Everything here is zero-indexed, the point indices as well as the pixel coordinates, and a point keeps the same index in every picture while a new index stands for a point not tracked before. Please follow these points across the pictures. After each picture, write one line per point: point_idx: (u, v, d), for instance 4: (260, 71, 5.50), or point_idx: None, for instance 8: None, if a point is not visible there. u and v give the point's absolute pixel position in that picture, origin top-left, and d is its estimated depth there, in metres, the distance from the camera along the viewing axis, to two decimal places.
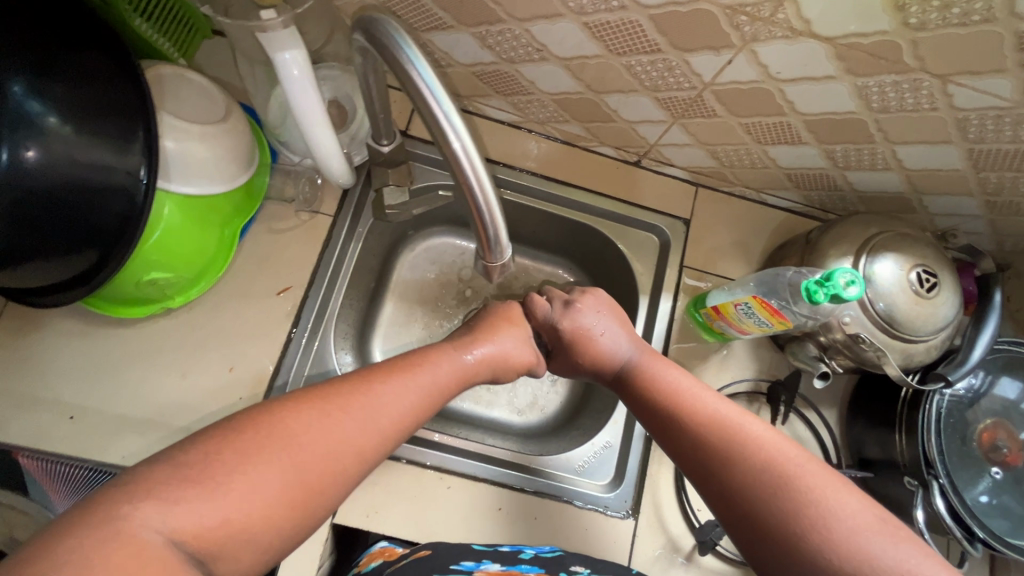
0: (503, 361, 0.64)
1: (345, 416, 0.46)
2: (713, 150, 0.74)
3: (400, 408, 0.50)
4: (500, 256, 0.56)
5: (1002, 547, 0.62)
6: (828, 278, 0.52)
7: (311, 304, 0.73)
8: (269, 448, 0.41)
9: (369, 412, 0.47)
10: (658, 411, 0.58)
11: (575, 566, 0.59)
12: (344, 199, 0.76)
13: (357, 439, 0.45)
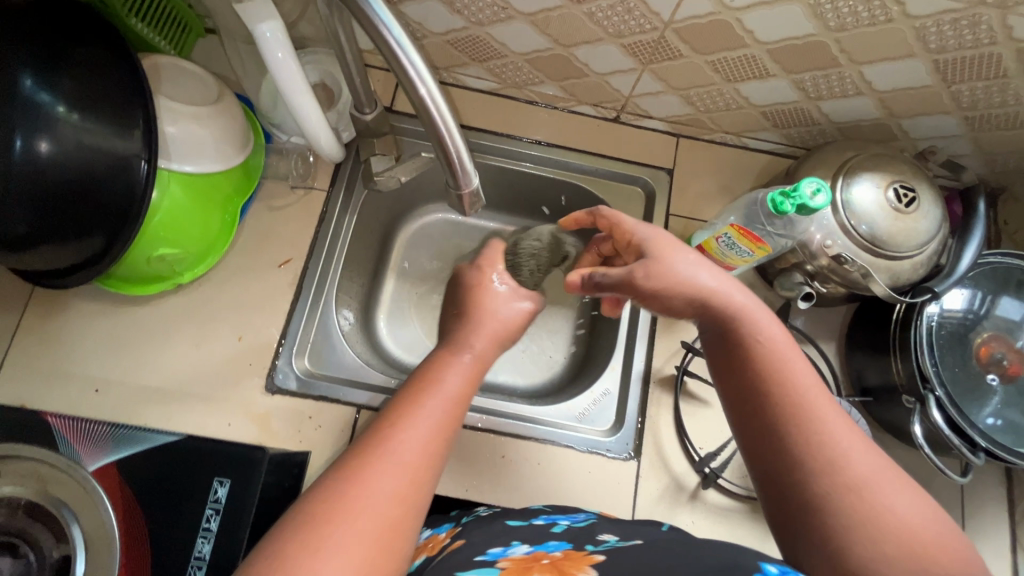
0: (501, 339, 0.59)
1: (392, 441, 0.43)
2: (687, 96, 0.76)
3: (447, 412, 0.48)
4: (470, 186, 0.56)
5: (1007, 457, 0.61)
6: (794, 189, 0.57)
7: (311, 275, 0.77)
8: (335, 523, 0.38)
9: (421, 427, 0.45)
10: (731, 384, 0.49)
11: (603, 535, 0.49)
12: (336, 173, 0.80)
13: (422, 458, 0.44)
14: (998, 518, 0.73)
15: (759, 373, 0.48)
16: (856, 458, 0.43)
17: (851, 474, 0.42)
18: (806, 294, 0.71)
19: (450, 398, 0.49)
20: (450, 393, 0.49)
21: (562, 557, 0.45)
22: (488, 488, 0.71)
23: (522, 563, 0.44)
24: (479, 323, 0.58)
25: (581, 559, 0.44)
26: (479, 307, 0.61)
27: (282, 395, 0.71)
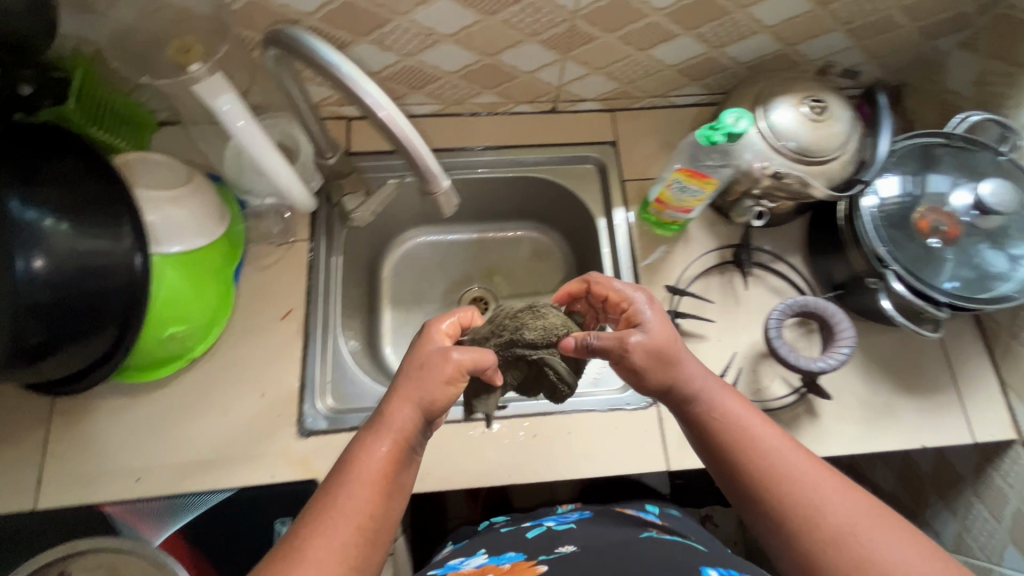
0: (424, 414, 0.56)
1: (311, 550, 0.47)
2: (610, 72, 0.84)
3: (368, 496, 0.51)
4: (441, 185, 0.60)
5: (967, 305, 0.68)
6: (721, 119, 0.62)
7: (314, 319, 0.80)
8: None
9: (338, 523, 0.49)
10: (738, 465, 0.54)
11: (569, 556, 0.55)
12: (313, 222, 0.85)
13: (344, 544, 0.48)
14: (981, 368, 0.81)
15: (767, 461, 0.52)
16: (858, 518, 0.47)
17: (855, 530, 0.47)
18: (757, 214, 0.79)
19: (371, 480, 0.52)
20: (372, 473, 0.52)
21: (509, 569, 0.55)
22: (529, 468, 0.75)
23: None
24: (397, 396, 0.57)
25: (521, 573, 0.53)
26: (415, 384, 0.57)
27: (315, 435, 0.74)
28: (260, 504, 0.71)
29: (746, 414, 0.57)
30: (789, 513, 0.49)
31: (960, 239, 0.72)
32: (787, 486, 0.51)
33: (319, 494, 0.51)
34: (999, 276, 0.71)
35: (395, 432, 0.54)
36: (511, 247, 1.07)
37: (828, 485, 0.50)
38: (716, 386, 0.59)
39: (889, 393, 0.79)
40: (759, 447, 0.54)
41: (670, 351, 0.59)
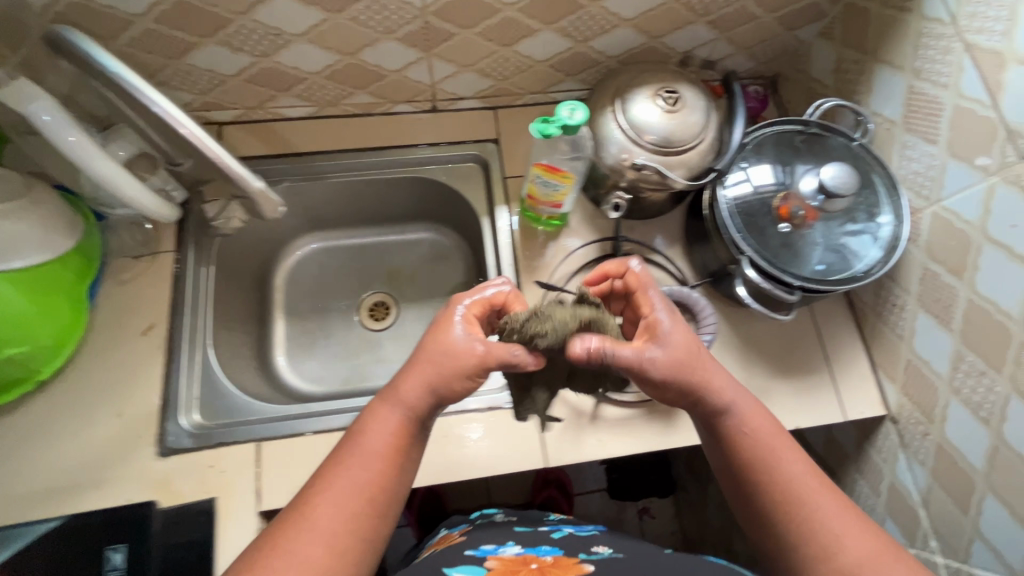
0: (432, 401, 0.57)
1: (319, 511, 0.51)
2: (481, 69, 0.83)
3: (379, 467, 0.55)
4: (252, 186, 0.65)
5: (819, 286, 0.70)
6: (551, 113, 0.59)
7: (179, 333, 0.77)
8: None
9: (348, 492, 0.53)
10: (744, 471, 0.57)
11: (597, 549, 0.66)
12: (181, 232, 0.82)
13: (340, 522, 0.51)
14: (852, 348, 0.83)
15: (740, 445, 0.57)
16: (817, 505, 0.53)
17: (792, 507, 0.54)
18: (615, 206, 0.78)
19: (381, 451, 0.55)
20: (383, 445, 0.56)
21: (551, 562, 0.61)
22: None
23: (512, 565, 0.61)
24: (409, 369, 0.58)
25: (567, 568, 0.59)
26: (432, 364, 0.57)
27: (176, 454, 0.71)
28: (99, 529, 0.65)
29: (763, 424, 0.58)
30: (792, 525, 0.53)
31: (818, 224, 0.73)
32: (755, 475, 0.56)
33: (317, 474, 0.55)
34: (855, 257, 0.72)
35: (404, 410, 0.57)
36: (410, 250, 1.06)
37: (827, 500, 0.54)
38: (740, 397, 0.59)
39: (764, 378, 0.80)
40: (773, 458, 0.56)
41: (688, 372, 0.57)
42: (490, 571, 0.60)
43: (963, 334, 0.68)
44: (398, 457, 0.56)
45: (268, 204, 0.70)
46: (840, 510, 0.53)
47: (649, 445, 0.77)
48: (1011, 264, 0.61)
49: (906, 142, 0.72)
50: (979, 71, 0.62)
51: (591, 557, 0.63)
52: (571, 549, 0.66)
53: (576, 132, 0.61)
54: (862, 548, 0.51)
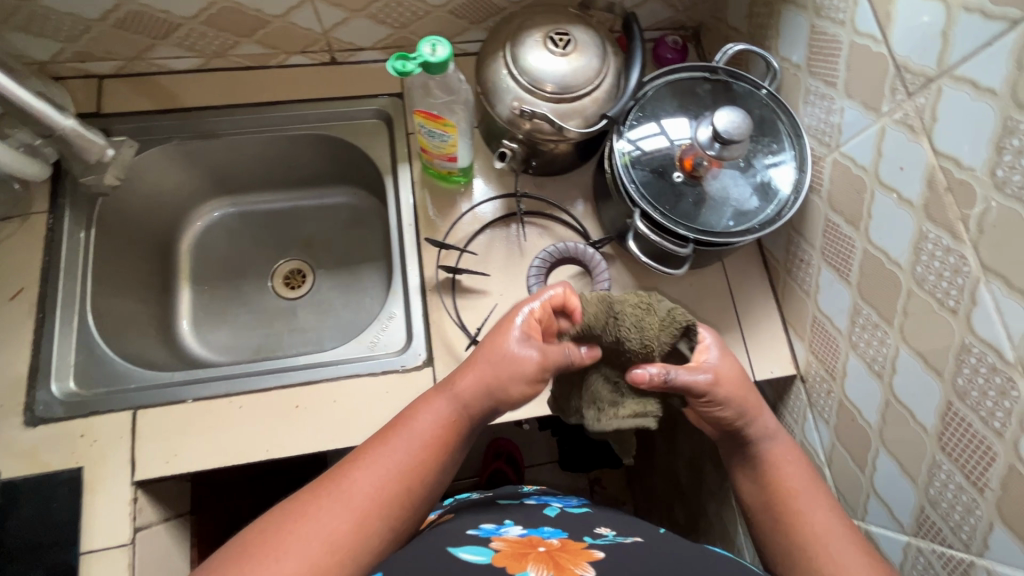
0: (484, 398, 0.54)
1: (357, 481, 0.48)
2: (374, 15, 0.78)
3: (422, 452, 0.51)
4: (61, 125, 0.69)
5: (714, 239, 0.67)
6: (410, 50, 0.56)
7: (53, 295, 0.74)
8: (272, 547, 0.43)
9: (386, 469, 0.50)
10: (775, 505, 0.56)
11: (600, 531, 0.57)
12: (55, 193, 0.78)
13: (376, 498, 0.48)
14: (765, 307, 0.81)
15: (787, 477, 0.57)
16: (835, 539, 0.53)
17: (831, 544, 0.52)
18: (502, 154, 0.76)
19: (427, 436, 0.52)
20: (428, 433, 0.52)
21: (561, 546, 0.50)
22: (287, 442, 0.70)
23: (519, 547, 0.49)
24: (468, 368, 0.55)
25: (577, 554, 0.48)
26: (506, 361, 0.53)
27: (45, 424, 0.68)
28: None
29: (804, 471, 0.58)
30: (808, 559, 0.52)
31: (719, 176, 0.70)
32: (797, 506, 0.55)
33: (364, 445, 0.53)
34: (756, 210, 0.69)
35: (455, 402, 0.54)
36: (327, 215, 1.02)
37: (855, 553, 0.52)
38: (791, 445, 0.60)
39: None
40: (808, 500, 0.56)
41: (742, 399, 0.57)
42: (495, 552, 0.48)
43: (860, 287, 0.65)
44: (439, 455, 0.52)
45: (93, 151, 0.73)
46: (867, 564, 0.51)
47: (549, 408, 0.74)
48: (899, 209, 0.58)
49: (810, 87, 0.69)
50: (871, 3, 0.58)
51: (599, 541, 0.53)
52: (576, 532, 0.56)
53: (442, 71, 0.57)
54: None
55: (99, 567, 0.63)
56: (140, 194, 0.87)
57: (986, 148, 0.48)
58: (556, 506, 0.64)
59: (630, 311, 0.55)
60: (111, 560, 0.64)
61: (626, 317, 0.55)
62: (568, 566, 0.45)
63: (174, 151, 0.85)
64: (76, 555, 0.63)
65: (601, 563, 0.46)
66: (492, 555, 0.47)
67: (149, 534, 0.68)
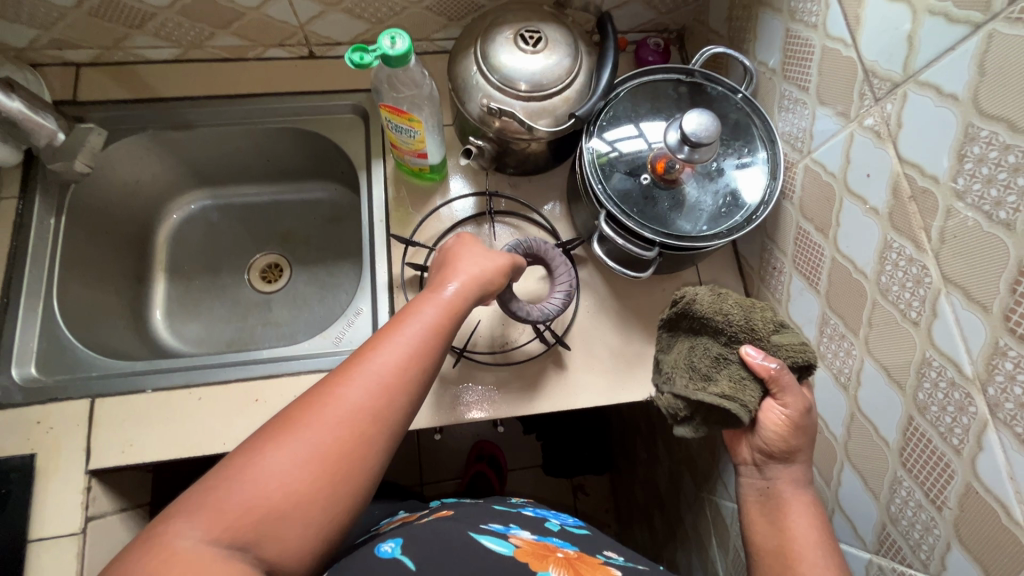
0: (475, 285, 0.58)
1: (378, 355, 0.48)
2: (350, 9, 0.78)
3: (433, 330, 0.52)
4: (10, 107, 0.68)
5: (682, 243, 0.66)
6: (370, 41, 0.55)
7: (19, 281, 0.74)
8: (287, 435, 0.43)
9: (404, 345, 0.49)
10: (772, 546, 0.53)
11: (609, 552, 0.57)
12: (27, 179, 0.78)
13: (390, 379, 0.47)
14: None
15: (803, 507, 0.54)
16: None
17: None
18: (466, 149, 0.74)
19: (436, 317, 0.53)
20: (436, 313, 0.53)
21: (578, 556, 0.52)
22: (246, 435, 0.69)
23: (538, 547, 0.52)
24: (456, 270, 0.59)
25: (596, 567, 0.50)
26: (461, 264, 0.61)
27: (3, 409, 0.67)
28: None
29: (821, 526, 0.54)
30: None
31: (690, 180, 0.68)
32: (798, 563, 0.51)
33: (369, 337, 0.51)
34: (726, 214, 0.67)
35: (453, 290, 0.56)
36: (306, 210, 1.02)
37: None
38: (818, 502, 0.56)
39: (641, 345, 0.77)
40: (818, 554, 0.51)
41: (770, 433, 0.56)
42: (517, 548, 0.51)
43: (828, 296, 0.64)
44: (441, 342, 0.52)
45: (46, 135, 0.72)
46: None
47: (513, 410, 0.73)
48: (866, 218, 0.56)
49: (784, 92, 0.68)
50: (842, 6, 0.57)
51: (613, 562, 0.53)
52: (584, 548, 0.56)
53: (403, 64, 0.56)
54: None
55: (48, 555, 0.63)
56: (116, 183, 0.87)
57: (949, 156, 0.47)
58: (555, 521, 0.63)
59: (764, 317, 0.56)
60: (61, 548, 0.63)
61: (762, 317, 0.56)
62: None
63: (150, 141, 0.85)
64: (24, 542, 0.62)
65: None
66: (514, 550, 0.50)
67: (102, 524, 0.67)
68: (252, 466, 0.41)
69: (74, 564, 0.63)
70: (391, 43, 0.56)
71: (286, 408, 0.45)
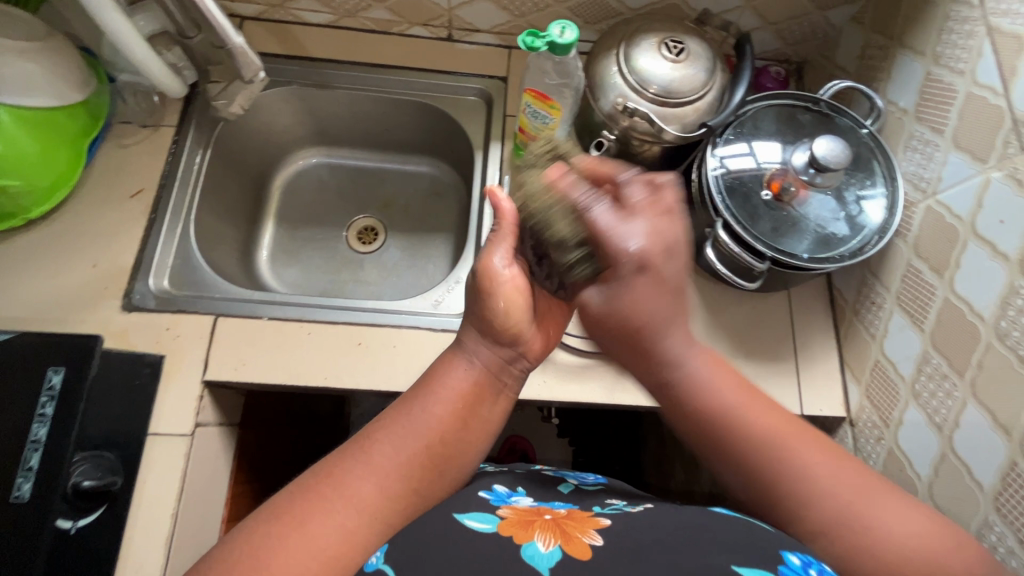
0: (501, 350, 0.55)
1: (378, 448, 0.47)
2: (498, 0, 0.84)
3: (446, 416, 0.50)
4: (233, 42, 0.72)
5: (795, 261, 0.67)
6: (543, 29, 0.64)
7: (165, 201, 0.81)
8: (311, 516, 0.42)
9: (407, 436, 0.48)
10: (722, 442, 0.50)
11: (610, 501, 0.56)
12: (185, 111, 0.86)
13: (416, 460, 0.47)
14: (825, 344, 0.80)
15: (756, 434, 0.49)
16: (844, 494, 0.46)
17: (815, 463, 0.48)
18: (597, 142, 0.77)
19: (452, 399, 0.51)
20: (452, 396, 0.51)
21: (566, 514, 0.48)
22: (347, 374, 0.74)
23: (525, 515, 0.48)
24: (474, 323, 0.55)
25: (583, 522, 0.46)
26: (480, 304, 0.56)
27: (138, 312, 0.74)
28: None
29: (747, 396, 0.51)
30: (777, 476, 0.48)
31: (808, 202, 0.70)
32: (760, 448, 0.49)
33: (388, 411, 0.50)
34: (839, 241, 0.69)
35: (480, 361, 0.54)
36: (408, 181, 1.07)
37: (809, 452, 0.49)
38: (695, 424, 0.51)
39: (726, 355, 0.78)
40: (758, 434, 0.49)
41: (640, 336, 0.51)
42: (502, 521, 0.46)
43: (933, 335, 0.64)
44: (471, 422, 0.51)
45: (250, 68, 0.77)
46: (825, 460, 0.48)
47: (595, 397, 0.76)
48: (991, 262, 0.58)
49: (914, 132, 0.70)
50: (996, 57, 0.59)
51: (606, 512, 0.50)
52: (584, 503, 0.54)
53: (565, 53, 0.66)
54: (850, 491, 0.47)
55: (161, 449, 0.68)
56: (251, 129, 0.95)
57: None
58: (571, 481, 0.62)
59: (568, 228, 0.52)
60: (172, 445, 0.69)
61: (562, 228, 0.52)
62: (574, 534, 0.44)
63: (292, 95, 0.93)
64: (144, 434, 0.68)
65: (609, 531, 0.45)
66: (500, 523, 0.46)
67: (205, 432, 0.72)
68: (273, 545, 0.41)
69: (181, 461, 0.68)
70: (557, 33, 0.65)
71: (306, 481, 0.45)
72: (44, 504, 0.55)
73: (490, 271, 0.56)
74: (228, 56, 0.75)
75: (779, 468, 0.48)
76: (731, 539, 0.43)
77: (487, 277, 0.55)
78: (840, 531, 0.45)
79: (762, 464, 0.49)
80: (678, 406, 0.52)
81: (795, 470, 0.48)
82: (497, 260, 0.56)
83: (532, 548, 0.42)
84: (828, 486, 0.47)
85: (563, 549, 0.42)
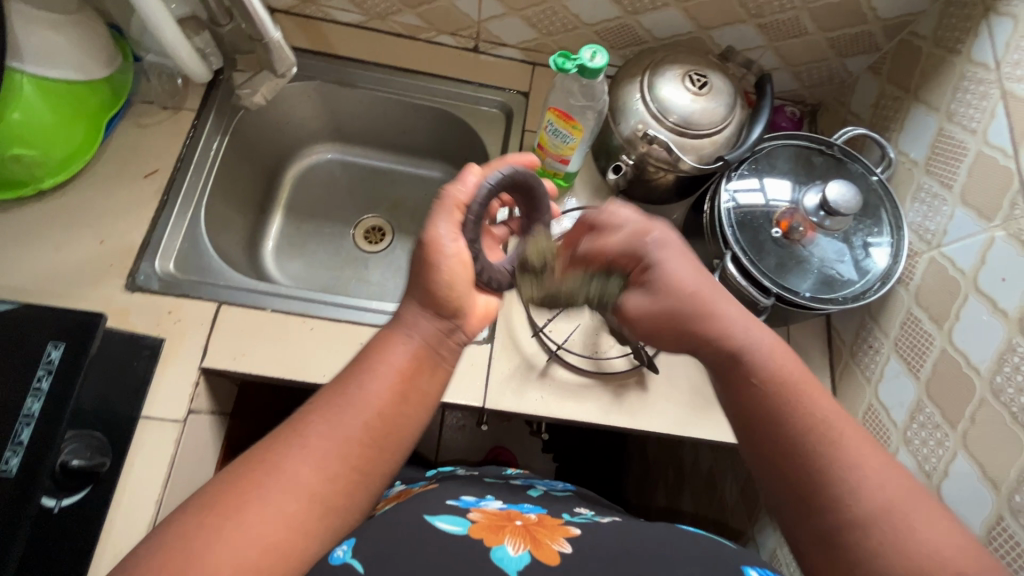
0: (444, 323, 0.52)
1: (312, 428, 0.43)
2: (527, 17, 0.85)
3: (384, 394, 0.46)
4: (270, 37, 0.73)
5: (799, 300, 0.68)
6: (574, 51, 0.66)
7: (179, 184, 0.81)
8: (237, 510, 0.38)
9: (344, 416, 0.44)
10: (782, 423, 0.47)
11: (579, 509, 0.56)
12: (207, 96, 0.86)
13: (353, 439, 0.43)
14: (819, 381, 0.81)
15: (817, 423, 0.46)
16: (886, 495, 0.43)
17: (877, 475, 0.44)
18: (615, 166, 0.78)
19: (389, 377, 0.47)
20: (391, 371, 0.47)
21: (537, 521, 0.48)
22: (344, 373, 0.74)
23: (496, 520, 0.47)
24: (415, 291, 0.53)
25: (554, 529, 0.46)
26: (426, 281, 0.52)
27: (141, 293, 0.73)
28: None
29: (815, 392, 0.48)
30: (828, 479, 0.44)
31: (816, 243, 0.71)
32: (819, 441, 0.46)
33: (322, 392, 0.46)
34: (842, 284, 0.70)
35: (419, 336, 0.50)
36: (419, 184, 1.07)
37: (860, 444, 0.45)
38: (765, 390, 0.49)
39: None
40: (821, 423, 0.46)
41: (695, 319, 0.52)
42: (472, 524, 0.46)
43: (928, 384, 0.66)
44: (409, 396, 0.47)
45: (283, 63, 0.79)
46: (881, 461, 0.45)
47: (591, 417, 0.76)
48: (990, 318, 0.59)
49: (923, 185, 0.72)
50: (1008, 120, 0.62)
51: (577, 521, 0.50)
52: (554, 509, 0.54)
53: (594, 77, 0.68)
54: (899, 489, 0.43)
55: (151, 433, 0.67)
56: (270, 120, 0.95)
57: None
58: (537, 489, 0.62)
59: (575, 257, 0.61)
60: (163, 431, 0.68)
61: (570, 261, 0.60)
62: (544, 540, 0.44)
63: (314, 90, 0.93)
64: (135, 417, 0.67)
65: (579, 539, 0.45)
66: (470, 526, 0.45)
67: (196, 420, 0.72)
68: (191, 552, 0.36)
69: (170, 448, 0.67)
70: (586, 56, 0.67)
71: (231, 472, 0.41)
72: (32, 480, 0.54)
73: (439, 246, 0.53)
74: (261, 48, 0.76)
75: (827, 457, 0.45)
76: (695, 556, 0.43)
77: (438, 253, 0.52)
78: (883, 543, 0.41)
79: (810, 455, 0.45)
80: (742, 387, 0.50)
81: (842, 462, 0.44)
82: (444, 233, 0.53)
83: (500, 552, 0.42)
84: (885, 494, 0.43)
85: (532, 554, 0.42)
